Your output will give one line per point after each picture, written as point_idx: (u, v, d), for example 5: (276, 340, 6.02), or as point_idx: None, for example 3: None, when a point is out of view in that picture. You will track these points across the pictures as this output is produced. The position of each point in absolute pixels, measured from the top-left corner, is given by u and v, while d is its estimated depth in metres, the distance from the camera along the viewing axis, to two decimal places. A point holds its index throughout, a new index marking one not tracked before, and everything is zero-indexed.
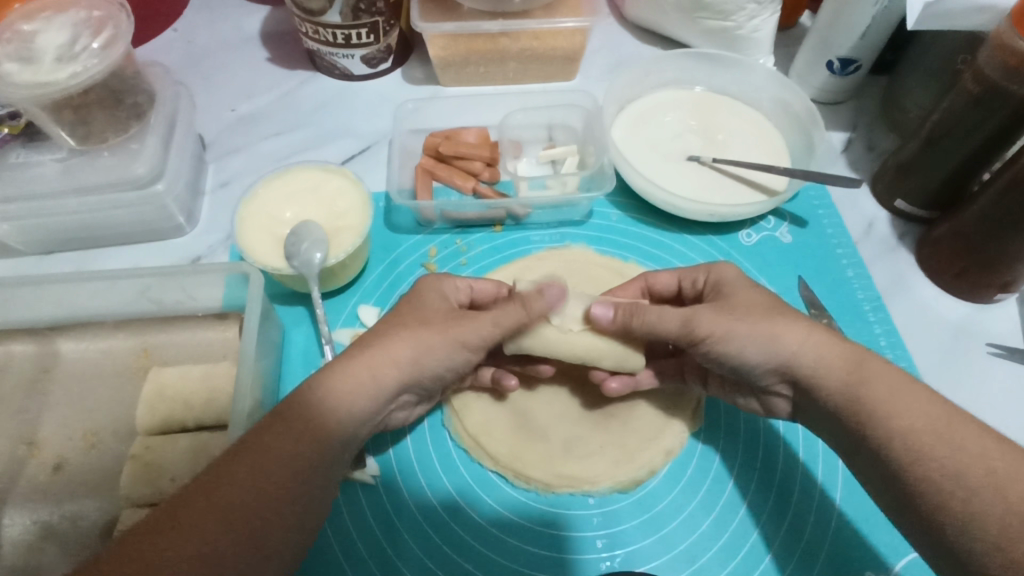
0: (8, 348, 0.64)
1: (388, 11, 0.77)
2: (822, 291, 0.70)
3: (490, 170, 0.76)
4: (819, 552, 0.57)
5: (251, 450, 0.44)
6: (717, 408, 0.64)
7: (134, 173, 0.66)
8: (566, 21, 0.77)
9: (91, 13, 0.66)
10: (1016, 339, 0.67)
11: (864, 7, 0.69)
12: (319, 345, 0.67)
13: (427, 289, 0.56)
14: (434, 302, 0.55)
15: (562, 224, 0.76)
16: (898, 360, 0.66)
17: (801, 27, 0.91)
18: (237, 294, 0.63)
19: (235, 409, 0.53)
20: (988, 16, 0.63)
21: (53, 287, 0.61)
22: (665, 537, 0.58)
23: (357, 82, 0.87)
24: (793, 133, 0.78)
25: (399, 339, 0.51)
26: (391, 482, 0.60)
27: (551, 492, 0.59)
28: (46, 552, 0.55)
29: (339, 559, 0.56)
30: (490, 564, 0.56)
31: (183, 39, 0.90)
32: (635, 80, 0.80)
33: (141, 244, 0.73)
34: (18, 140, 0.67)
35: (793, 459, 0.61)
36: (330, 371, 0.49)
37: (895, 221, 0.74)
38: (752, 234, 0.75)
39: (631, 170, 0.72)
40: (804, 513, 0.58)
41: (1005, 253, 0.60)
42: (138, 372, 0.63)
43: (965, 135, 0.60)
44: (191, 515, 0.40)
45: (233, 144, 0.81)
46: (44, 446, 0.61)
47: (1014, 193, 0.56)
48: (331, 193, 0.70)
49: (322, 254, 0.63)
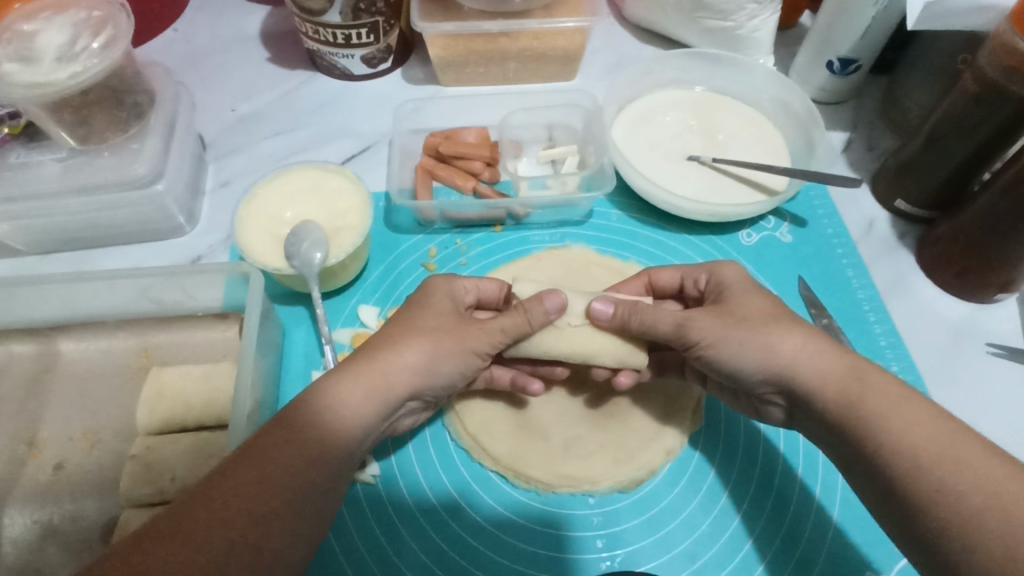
0: (8, 349, 0.64)
1: (388, 10, 0.77)
2: (823, 291, 0.71)
3: (490, 170, 0.76)
4: (817, 557, 0.57)
5: (259, 460, 0.43)
6: (717, 410, 0.63)
7: (134, 173, 0.66)
8: (566, 21, 0.77)
9: (91, 13, 0.66)
10: (1016, 339, 0.67)
11: (864, 7, 0.69)
12: (319, 345, 0.67)
13: (427, 289, 0.56)
14: (434, 302, 0.55)
15: (562, 224, 0.76)
16: (898, 360, 0.66)
17: (801, 27, 0.91)
18: (237, 294, 0.63)
19: (235, 409, 0.53)
20: (988, 16, 0.63)
21: (53, 287, 0.61)
22: (666, 537, 0.58)
23: (357, 82, 0.87)
24: (793, 133, 0.78)
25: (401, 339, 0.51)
26: (391, 482, 0.60)
27: (551, 492, 0.59)
28: (46, 552, 0.55)
29: (340, 559, 0.56)
30: (490, 564, 0.56)
31: (183, 39, 0.90)
32: (635, 80, 0.80)
33: (141, 244, 0.73)
34: (18, 140, 0.67)
35: (793, 463, 0.61)
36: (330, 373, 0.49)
37: (895, 221, 0.74)
38: (752, 234, 0.75)
39: (631, 170, 0.72)
40: (802, 519, 0.58)
41: (1005, 253, 0.60)
42: (139, 372, 0.63)
43: (966, 135, 0.60)
44: (187, 520, 0.40)
45: (233, 144, 0.81)
46: (44, 446, 0.61)
47: (1014, 193, 0.56)
48: (331, 193, 0.70)
49: (322, 254, 0.63)
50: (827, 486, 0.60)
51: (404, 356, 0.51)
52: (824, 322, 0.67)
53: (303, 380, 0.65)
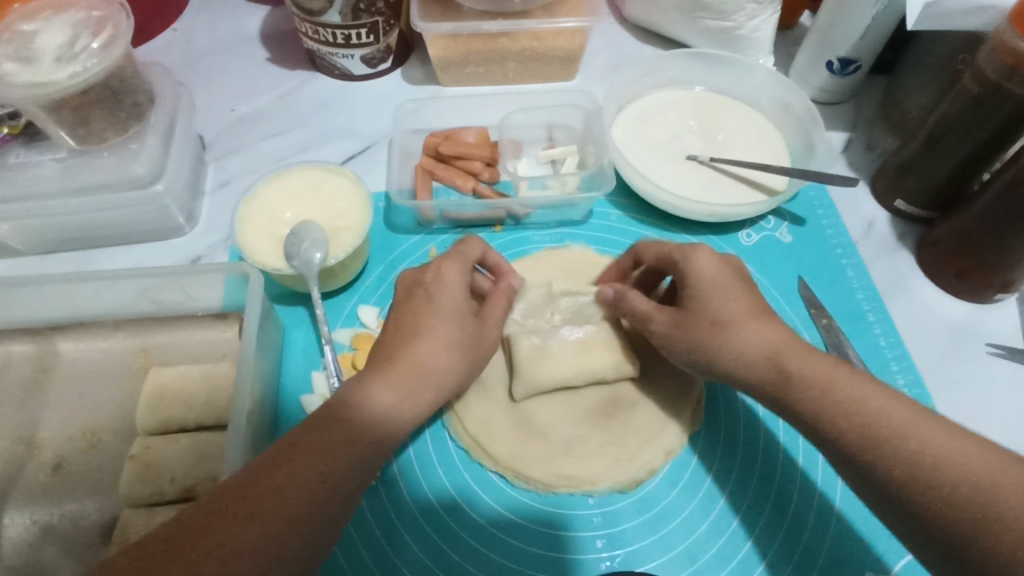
0: (8, 349, 0.64)
1: (388, 10, 0.77)
2: (823, 291, 0.71)
3: (490, 170, 0.77)
4: (814, 564, 0.56)
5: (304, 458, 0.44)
6: (717, 408, 0.63)
7: (134, 173, 0.66)
8: (567, 21, 0.77)
9: (91, 13, 0.66)
10: (1015, 339, 0.67)
11: (864, 7, 0.69)
12: (319, 345, 0.67)
13: (409, 295, 0.56)
14: (408, 314, 0.54)
15: (563, 224, 0.76)
16: (899, 360, 0.66)
17: (801, 27, 0.91)
18: (237, 294, 0.63)
19: (235, 408, 0.53)
20: (988, 16, 0.63)
21: (53, 288, 0.61)
22: (666, 537, 0.58)
23: (357, 82, 0.87)
24: (793, 133, 0.78)
25: (414, 349, 0.51)
26: (391, 483, 0.60)
27: (551, 492, 0.59)
28: (46, 552, 0.55)
29: (340, 559, 0.56)
30: (491, 564, 0.56)
31: (183, 39, 0.90)
32: (635, 80, 0.80)
33: (141, 244, 0.73)
34: (18, 140, 0.67)
35: (793, 448, 0.61)
36: (342, 391, 0.49)
37: (895, 221, 0.74)
38: (752, 234, 0.75)
39: (630, 169, 0.72)
40: (803, 515, 0.58)
41: (1005, 253, 0.60)
42: (138, 372, 0.63)
43: (966, 134, 0.60)
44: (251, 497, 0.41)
45: (233, 144, 0.81)
46: (44, 446, 0.61)
47: (1013, 192, 0.56)
48: (331, 193, 0.70)
49: (322, 253, 0.63)
50: (822, 507, 0.59)
51: (424, 359, 0.51)
52: (824, 323, 0.67)
53: (303, 380, 0.65)
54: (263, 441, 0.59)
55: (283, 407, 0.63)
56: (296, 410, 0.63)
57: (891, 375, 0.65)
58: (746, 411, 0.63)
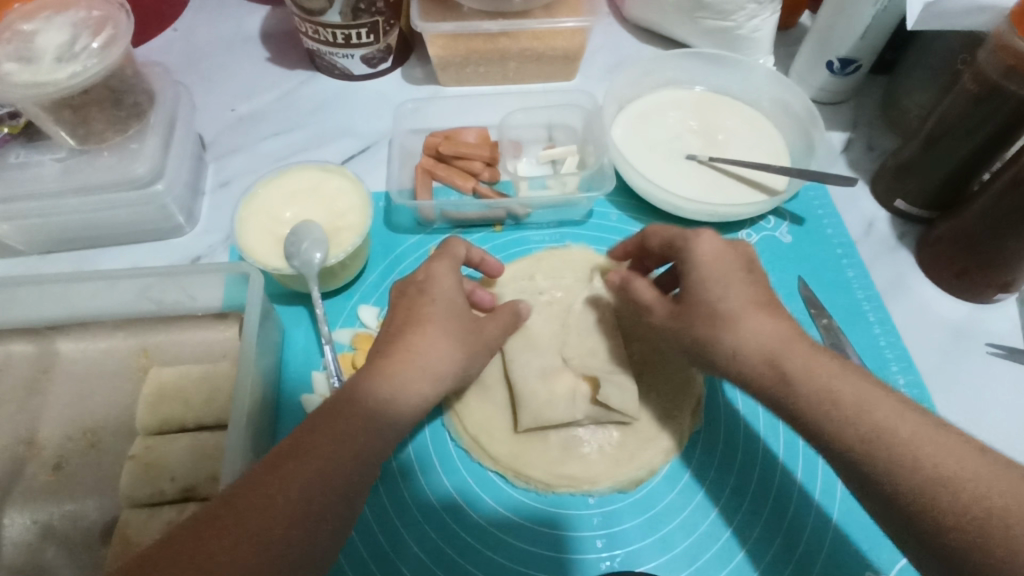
0: (8, 348, 0.64)
1: (388, 10, 0.77)
2: (823, 291, 0.71)
3: (490, 170, 0.77)
4: (813, 565, 0.56)
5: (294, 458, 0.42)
6: (716, 410, 0.63)
7: (134, 173, 0.66)
8: (567, 21, 0.77)
9: (91, 13, 0.66)
10: (1014, 338, 0.67)
11: (864, 7, 0.69)
12: (319, 345, 0.67)
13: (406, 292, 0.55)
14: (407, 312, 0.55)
15: (563, 224, 0.76)
16: (898, 360, 0.66)
17: (801, 27, 0.91)
18: (237, 294, 0.63)
19: (235, 408, 0.53)
20: (988, 16, 0.63)
21: (53, 287, 0.61)
22: (666, 537, 0.58)
23: (357, 82, 0.87)
24: (793, 133, 0.78)
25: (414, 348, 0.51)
26: (392, 483, 0.60)
27: (551, 492, 0.59)
28: (46, 552, 0.56)
29: (340, 560, 0.56)
30: (491, 564, 0.56)
31: (183, 38, 0.90)
32: (635, 80, 0.81)
33: (140, 244, 0.73)
34: (18, 140, 0.67)
35: (793, 451, 0.61)
36: None
37: (895, 221, 0.74)
38: (752, 234, 0.75)
39: (630, 169, 0.72)
40: (806, 513, 0.59)
41: (1005, 253, 0.60)
42: (138, 372, 0.63)
43: (966, 134, 0.60)
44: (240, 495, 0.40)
45: (233, 144, 0.81)
46: (44, 445, 0.61)
47: (1013, 192, 0.56)
48: (331, 193, 0.70)
49: (322, 253, 0.63)
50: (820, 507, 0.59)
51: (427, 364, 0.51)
52: (824, 323, 0.67)
53: (303, 380, 0.65)
54: (263, 441, 0.59)
55: (283, 407, 0.63)
56: (296, 410, 0.63)
57: (891, 375, 0.65)
58: (745, 412, 0.63)
